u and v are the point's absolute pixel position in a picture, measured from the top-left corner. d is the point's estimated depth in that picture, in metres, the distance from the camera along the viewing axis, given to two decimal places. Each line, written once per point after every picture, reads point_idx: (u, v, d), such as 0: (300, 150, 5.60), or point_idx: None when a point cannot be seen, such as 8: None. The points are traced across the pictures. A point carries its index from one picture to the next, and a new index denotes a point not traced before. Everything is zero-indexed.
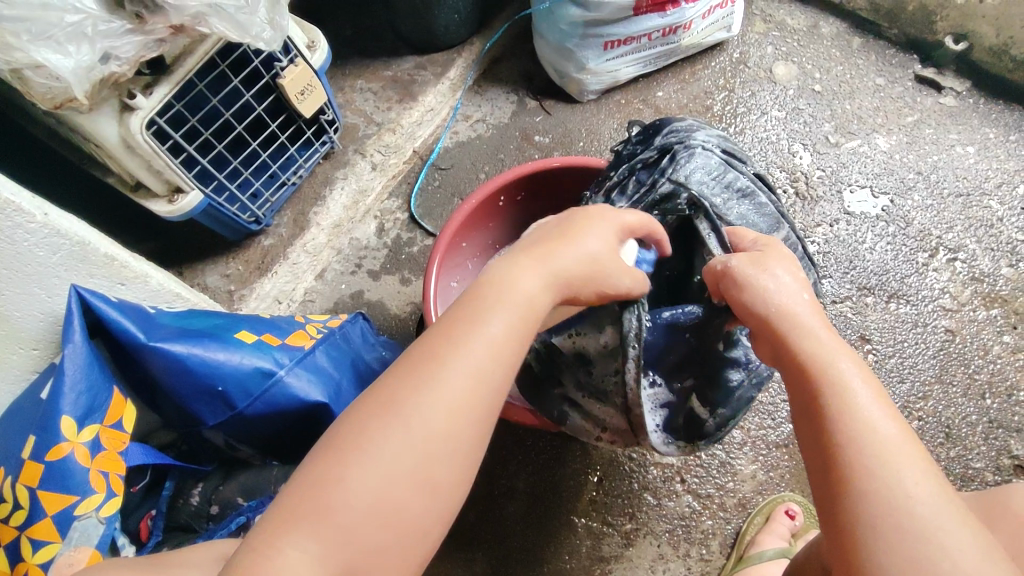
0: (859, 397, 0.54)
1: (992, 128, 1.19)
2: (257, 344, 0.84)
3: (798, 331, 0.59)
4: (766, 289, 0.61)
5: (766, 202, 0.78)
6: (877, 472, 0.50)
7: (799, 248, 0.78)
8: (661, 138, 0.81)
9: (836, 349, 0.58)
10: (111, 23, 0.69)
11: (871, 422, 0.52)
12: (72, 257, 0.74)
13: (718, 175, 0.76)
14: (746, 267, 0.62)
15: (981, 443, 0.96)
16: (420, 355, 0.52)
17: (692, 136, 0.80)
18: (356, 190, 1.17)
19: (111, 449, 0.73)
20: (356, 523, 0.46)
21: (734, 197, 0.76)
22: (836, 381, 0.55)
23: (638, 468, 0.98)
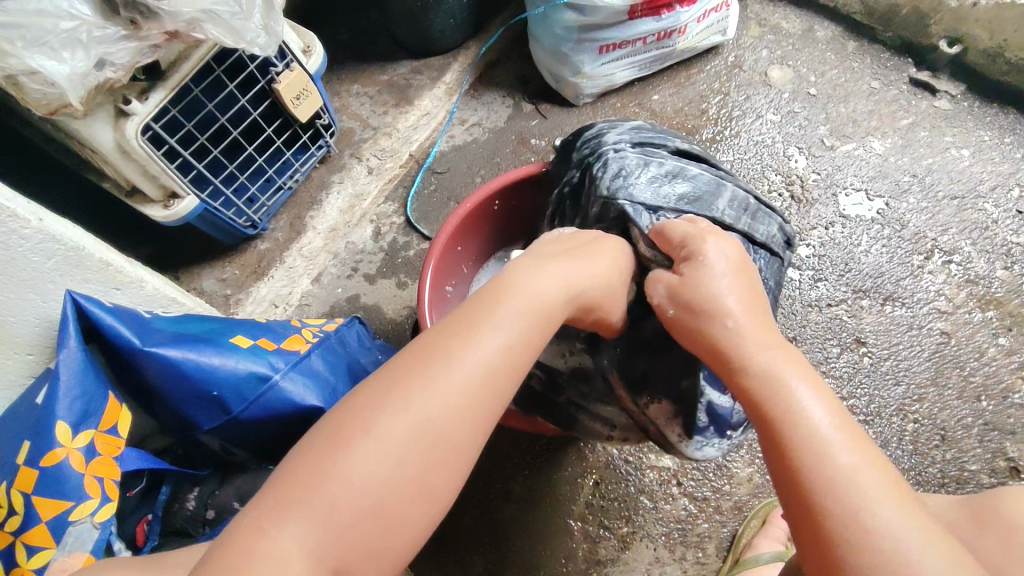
0: (814, 416, 0.52)
1: (987, 131, 1.20)
2: (252, 348, 0.84)
3: (741, 355, 0.57)
4: (702, 310, 0.60)
5: (697, 173, 0.77)
6: (843, 487, 0.48)
7: (751, 203, 0.77)
8: (578, 155, 0.83)
9: (787, 366, 0.56)
10: (105, 29, 0.69)
11: (828, 443, 0.51)
12: (67, 262, 0.74)
13: (643, 167, 0.76)
14: (670, 306, 0.63)
15: (976, 445, 0.96)
16: (436, 354, 0.52)
17: (605, 142, 0.81)
18: (352, 194, 1.17)
19: (106, 454, 0.73)
20: (353, 516, 0.46)
21: (665, 180, 0.76)
22: (787, 404, 0.53)
23: (634, 471, 0.98)
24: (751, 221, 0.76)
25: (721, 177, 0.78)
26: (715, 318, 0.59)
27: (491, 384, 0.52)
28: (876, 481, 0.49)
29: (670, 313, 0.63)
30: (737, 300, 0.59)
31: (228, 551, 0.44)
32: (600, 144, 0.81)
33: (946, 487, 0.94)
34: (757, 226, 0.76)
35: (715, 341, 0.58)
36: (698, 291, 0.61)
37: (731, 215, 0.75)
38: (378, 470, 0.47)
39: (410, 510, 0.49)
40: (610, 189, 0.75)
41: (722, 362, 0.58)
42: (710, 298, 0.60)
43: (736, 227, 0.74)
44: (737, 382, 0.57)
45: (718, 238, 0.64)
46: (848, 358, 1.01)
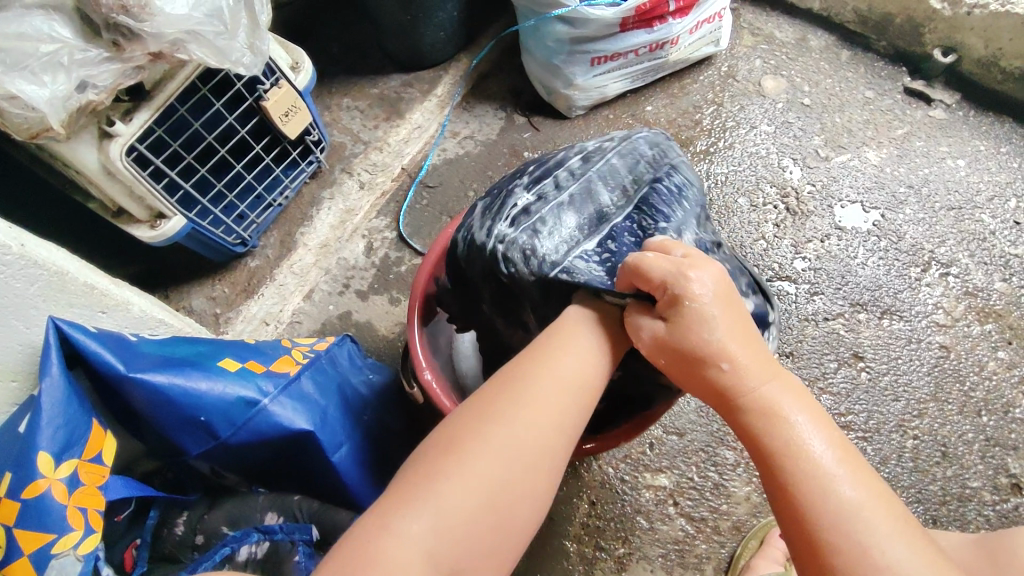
0: (812, 450, 0.52)
1: (983, 141, 1.19)
2: (240, 371, 0.83)
3: (739, 394, 0.55)
4: (699, 353, 0.55)
5: (566, 192, 0.73)
6: (846, 530, 0.49)
7: (617, 160, 0.75)
8: (468, 263, 0.76)
9: (784, 398, 0.55)
10: (87, 52, 0.68)
11: (831, 477, 0.50)
12: (51, 288, 0.73)
13: (536, 230, 0.71)
14: (659, 354, 0.58)
15: (977, 461, 0.95)
16: (517, 376, 0.60)
17: (478, 237, 0.74)
18: (343, 210, 1.16)
19: (91, 484, 0.71)
20: (456, 518, 0.53)
21: (559, 224, 0.71)
22: (787, 440, 0.52)
23: (630, 490, 0.97)
24: (633, 178, 0.74)
25: (579, 171, 0.75)
26: (707, 359, 0.55)
27: (566, 403, 0.59)
28: (874, 515, 0.49)
29: (660, 360, 0.58)
30: (728, 337, 0.55)
31: (355, 551, 0.51)
32: (473, 243, 0.75)
33: (947, 505, 0.92)
34: (641, 169, 0.75)
35: (713, 382, 0.56)
36: (688, 341, 0.56)
37: (618, 195, 0.73)
38: (481, 477, 0.54)
39: (510, 517, 0.56)
40: (534, 271, 0.69)
41: (719, 399, 0.56)
42: (702, 344, 0.55)
43: (632, 197, 0.73)
44: (735, 416, 0.56)
45: (697, 270, 0.57)
46: (845, 373, 1.00)
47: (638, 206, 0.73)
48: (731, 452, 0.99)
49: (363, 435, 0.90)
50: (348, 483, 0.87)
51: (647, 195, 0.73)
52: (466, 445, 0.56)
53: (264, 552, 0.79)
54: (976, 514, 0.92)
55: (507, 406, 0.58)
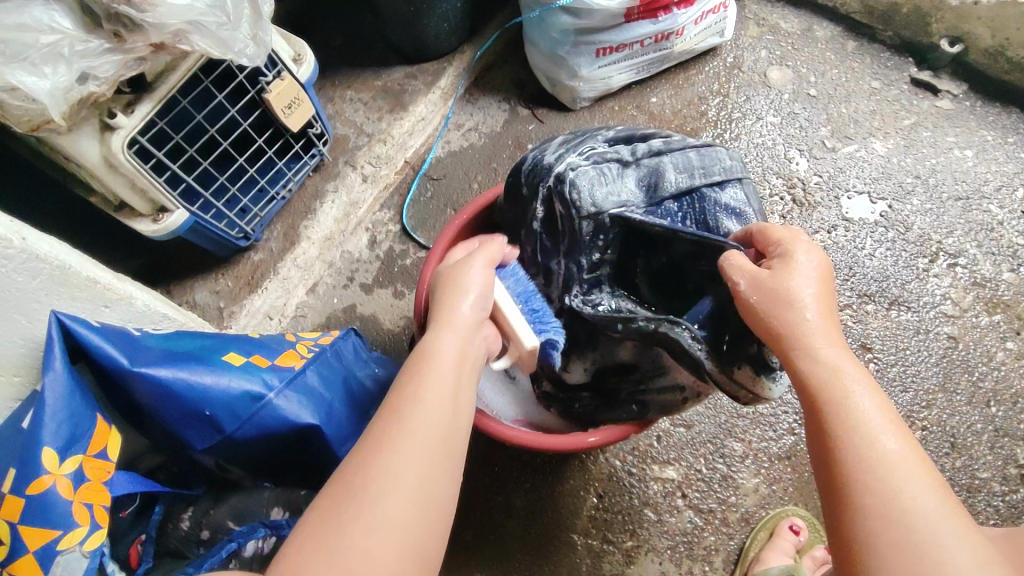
0: (861, 406, 0.53)
1: (991, 131, 1.18)
2: (246, 365, 0.82)
3: (808, 345, 0.56)
4: (793, 299, 0.58)
5: (640, 154, 0.74)
6: (887, 485, 0.50)
7: (695, 155, 0.74)
8: (526, 179, 0.77)
9: (845, 359, 0.56)
10: (88, 43, 0.67)
11: (875, 434, 0.52)
12: (53, 282, 0.72)
13: (602, 172, 0.72)
14: (751, 291, 0.59)
15: (986, 452, 0.95)
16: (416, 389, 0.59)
17: (551, 162, 0.74)
18: (347, 203, 1.15)
19: (96, 479, 0.71)
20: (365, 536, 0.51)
21: (620, 176, 0.73)
22: (843, 393, 0.54)
23: (638, 482, 0.96)
24: (704, 171, 0.74)
25: (658, 150, 0.74)
26: (790, 308, 0.57)
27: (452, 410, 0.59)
28: (912, 469, 0.51)
29: (752, 299, 0.59)
30: (815, 297, 0.57)
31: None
32: (541, 163, 0.76)
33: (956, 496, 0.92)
34: (715, 168, 0.74)
35: (786, 330, 0.57)
36: (785, 287, 0.58)
37: (684, 179, 0.73)
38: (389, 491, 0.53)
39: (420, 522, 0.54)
40: (591, 203, 0.71)
41: (783, 346, 0.57)
42: (796, 294, 0.58)
43: (695, 187, 0.73)
44: (795, 365, 0.57)
45: (809, 247, 0.62)
46: None
47: (697, 198, 0.73)
48: (739, 443, 0.98)
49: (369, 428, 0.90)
50: None
51: (709, 192, 0.73)
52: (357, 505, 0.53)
53: (271, 547, 0.79)
54: (985, 505, 0.92)
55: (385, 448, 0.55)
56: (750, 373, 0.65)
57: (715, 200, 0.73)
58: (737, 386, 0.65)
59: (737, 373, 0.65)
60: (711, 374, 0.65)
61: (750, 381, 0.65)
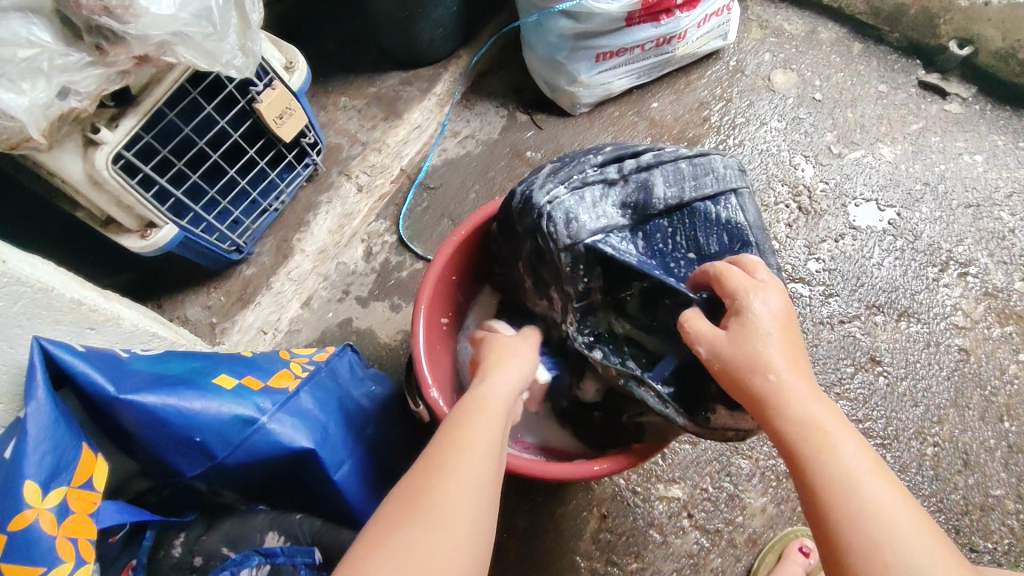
0: (845, 459, 0.52)
1: (1001, 135, 1.16)
2: (237, 389, 0.79)
3: (780, 404, 0.55)
4: (757, 357, 0.56)
5: (623, 172, 0.70)
6: (880, 541, 0.47)
7: (687, 166, 0.71)
8: (511, 207, 0.74)
9: (821, 412, 0.55)
10: (68, 56, 0.64)
11: (862, 486, 0.50)
12: (35, 305, 0.69)
13: (583, 198, 0.69)
14: (713, 357, 0.58)
15: (1000, 470, 0.93)
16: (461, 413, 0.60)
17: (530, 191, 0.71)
18: (341, 214, 1.12)
19: (81, 511, 0.68)
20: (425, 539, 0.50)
21: (603, 198, 0.70)
22: (822, 448, 0.52)
23: (643, 502, 0.94)
24: (695, 183, 0.71)
25: (646, 165, 0.71)
26: (756, 369, 0.56)
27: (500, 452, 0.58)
28: (906, 522, 0.48)
29: (720, 363, 0.58)
30: (778, 352, 0.56)
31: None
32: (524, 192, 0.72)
33: (969, 515, 0.90)
34: (706, 180, 0.71)
35: (757, 389, 0.56)
36: (746, 347, 0.57)
37: (674, 194, 0.70)
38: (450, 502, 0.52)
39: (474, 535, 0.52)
40: (571, 236, 0.67)
41: (755, 407, 0.56)
42: (757, 353, 0.57)
43: (686, 201, 0.70)
44: (771, 425, 0.55)
45: (763, 294, 0.59)
46: (862, 378, 0.97)
47: (688, 213, 0.71)
48: (745, 461, 0.96)
49: (365, 450, 0.87)
50: (350, 502, 0.84)
51: (700, 206, 0.71)
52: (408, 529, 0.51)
53: None
54: (1000, 524, 0.90)
55: (432, 477, 0.54)
56: (726, 412, 0.67)
57: (706, 213, 0.71)
58: (722, 430, 0.67)
59: (714, 419, 0.67)
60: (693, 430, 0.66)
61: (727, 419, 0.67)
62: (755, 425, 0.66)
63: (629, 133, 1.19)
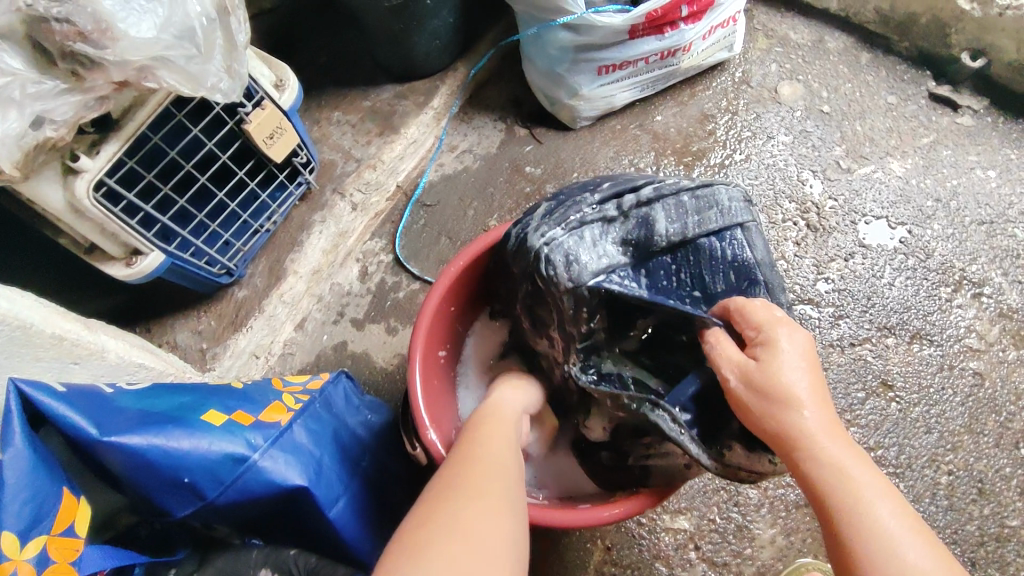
0: (877, 511, 0.51)
1: (1014, 149, 1.12)
2: (227, 425, 0.76)
3: (810, 446, 0.53)
4: (786, 394, 0.55)
5: (624, 209, 0.67)
6: None
7: (689, 200, 0.68)
8: (510, 248, 0.72)
9: (851, 458, 0.53)
10: (41, 84, 0.61)
11: (893, 541, 0.49)
12: (13, 343, 0.66)
13: (583, 239, 0.66)
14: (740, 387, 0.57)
15: (1017, 498, 0.89)
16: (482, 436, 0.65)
17: (526, 233, 0.69)
18: (335, 233, 1.09)
19: (62, 561, 0.64)
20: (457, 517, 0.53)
21: (603, 238, 0.67)
22: (853, 496, 0.51)
23: (648, 534, 0.91)
24: (699, 218, 0.67)
25: (647, 200, 0.67)
26: (785, 406, 0.55)
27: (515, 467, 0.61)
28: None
29: (748, 400, 0.56)
30: (809, 391, 0.55)
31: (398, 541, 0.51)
32: (522, 236, 0.69)
33: (985, 546, 0.87)
34: (710, 216, 0.68)
35: (786, 427, 0.54)
36: (776, 381, 0.56)
37: (676, 231, 0.67)
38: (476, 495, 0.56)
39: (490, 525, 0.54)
40: (572, 279, 0.65)
41: (782, 446, 0.55)
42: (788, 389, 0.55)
43: (689, 238, 0.67)
44: (798, 465, 0.54)
45: (792, 329, 0.59)
46: (874, 404, 0.94)
47: (692, 250, 0.68)
48: (754, 490, 0.93)
49: (362, 485, 0.84)
50: (346, 539, 0.81)
51: (704, 242, 0.68)
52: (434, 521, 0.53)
53: None
54: (1016, 555, 0.87)
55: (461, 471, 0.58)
56: (743, 452, 0.63)
57: (711, 250, 0.68)
58: (736, 469, 0.63)
59: (730, 457, 0.63)
60: (712, 469, 0.62)
61: (744, 459, 0.63)
62: (771, 469, 0.62)
63: (631, 147, 1.15)
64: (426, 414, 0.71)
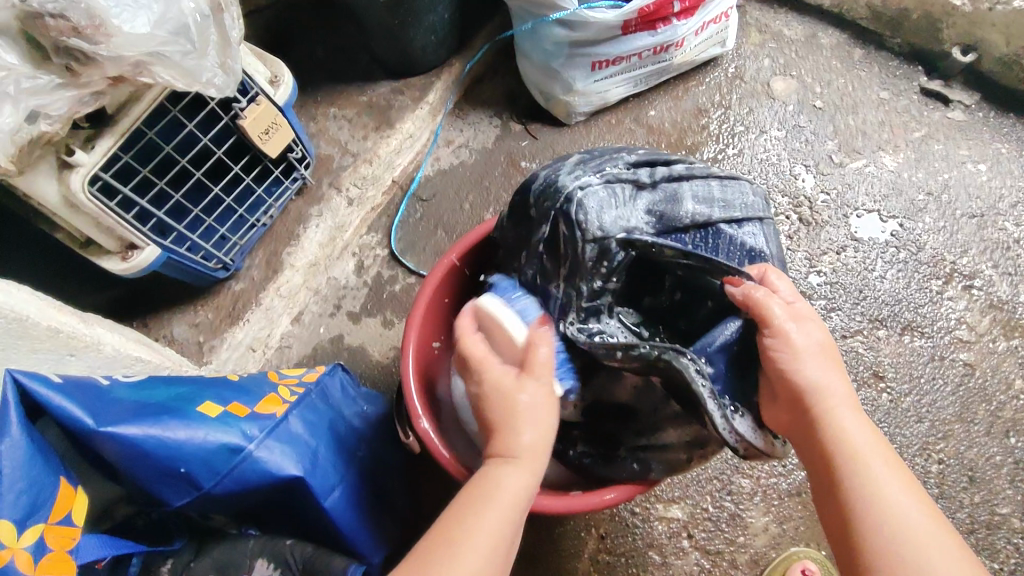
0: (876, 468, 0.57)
1: (1005, 143, 1.13)
2: (223, 416, 0.77)
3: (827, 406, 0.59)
4: (811, 357, 0.60)
5: (656, 180, 0.69)
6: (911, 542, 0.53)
7: (717, 187, 0.71)
8: (534, 191, 0.70)
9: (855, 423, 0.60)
10: (36, 79, 0.61)
11: (892, 494, 0.55)
12: (9, 336, 0.66)
13: (614, 194, 0.66)
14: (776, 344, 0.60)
15: (1007, 487, 0.90)
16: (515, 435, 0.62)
17: (557, 177, 0.68)
18: (332, 227, 1.09)
19: (59, 549, 0.64)
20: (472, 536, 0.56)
21: (633, 198, 0.67)
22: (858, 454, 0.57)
23: (642, 522, 0.92)
24: (723, 204, 0.70)
25: (678, 176, 0.69)
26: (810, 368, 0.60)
27: (515, 499, 0.57)
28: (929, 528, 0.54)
29: (780, 357, 0.60)
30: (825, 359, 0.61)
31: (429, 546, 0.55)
32: (552, 182, 0.68)
33: (975, 534, 0.88)
34: (733, 207, 0.70)
35: (809, 386, 0.59)
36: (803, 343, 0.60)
37: (701, 212, 0.69)
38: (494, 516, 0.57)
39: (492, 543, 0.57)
40: (600, 228, 0.64)
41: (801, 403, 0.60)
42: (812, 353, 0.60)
43: (712, 221, 0.69)
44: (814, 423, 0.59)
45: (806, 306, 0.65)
46: (866, 394, 0.95)
47: (712, 232, 0.69)
48: (747, 479, 0.94)
49: (357, 474, 0.85)
50: (342, 529, 0.81)
51: (724, 229, 0.69)
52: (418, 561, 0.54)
53: None
54: (1005, 543, 0.88)
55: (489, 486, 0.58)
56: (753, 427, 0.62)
57: (729, 236, 0.70)
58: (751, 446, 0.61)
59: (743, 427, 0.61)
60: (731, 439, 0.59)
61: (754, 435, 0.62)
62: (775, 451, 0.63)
63: (625, 141, 1.16)
64: (418, 403, 0.71)
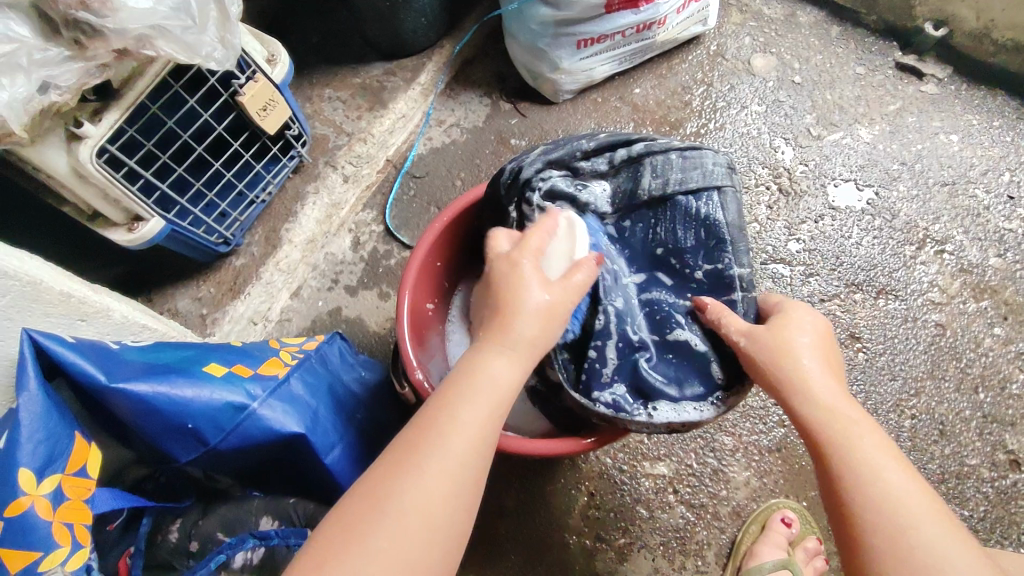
0: (860, 444, 0.55)
1: (976, 115, 1.18)
2: (227, 377, 0.80)
3: (802, 386, 0.59)
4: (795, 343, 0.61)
5: (615, 166, 0.76)
6: (898, 520, 0.51)
7: (677, 158, 0.72)
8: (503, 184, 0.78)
9: (841, 406, 0.58)
10: (46, 51, 0.64)
11: (877, 466, 0.54)
12: (23, 299, 0.69)
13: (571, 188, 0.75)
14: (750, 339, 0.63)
15: (976, 439, 0.95)
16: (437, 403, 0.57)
17: (521, 167, 0.77)
18: (329, 204, 1.13)
19: (76, 498, 0.64)
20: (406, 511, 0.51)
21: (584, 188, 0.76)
22: (842, 432, 0.56)
23: (629, 480, 0.96)
24: (682, 175, 0.72)
25: (637, 156, 0.74)
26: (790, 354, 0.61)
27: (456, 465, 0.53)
28: (916, 503, 0.52)
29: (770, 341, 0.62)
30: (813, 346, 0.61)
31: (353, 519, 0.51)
32: (518, 173, 0.76)
33: (946, 483, 0.93)
34: (693, 176, 0.71)
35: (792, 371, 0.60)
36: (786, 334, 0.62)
37: (658, 186, 0.72)
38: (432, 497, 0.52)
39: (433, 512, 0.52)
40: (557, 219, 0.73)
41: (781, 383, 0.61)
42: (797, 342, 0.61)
43: (668, 195, 0.72)
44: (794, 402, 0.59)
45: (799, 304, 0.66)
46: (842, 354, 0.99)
47: (670, 206, 0.72)
48: (729, 437, 0.98)
49: (355, 434, 0.89)
50: (342, 483, 0.86)
51: (683, 200, 0.72)
52: (348, 502, 0.52)
53: (259, 558, 0.75)
54: (974, 491, 0.93)
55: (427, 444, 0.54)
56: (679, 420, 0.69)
57: (688, 208, 0.72)
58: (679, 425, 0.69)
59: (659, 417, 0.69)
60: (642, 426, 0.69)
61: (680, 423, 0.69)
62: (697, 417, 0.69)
63: (611, 118, 1.20)
64: (416, 362, 0.75)
